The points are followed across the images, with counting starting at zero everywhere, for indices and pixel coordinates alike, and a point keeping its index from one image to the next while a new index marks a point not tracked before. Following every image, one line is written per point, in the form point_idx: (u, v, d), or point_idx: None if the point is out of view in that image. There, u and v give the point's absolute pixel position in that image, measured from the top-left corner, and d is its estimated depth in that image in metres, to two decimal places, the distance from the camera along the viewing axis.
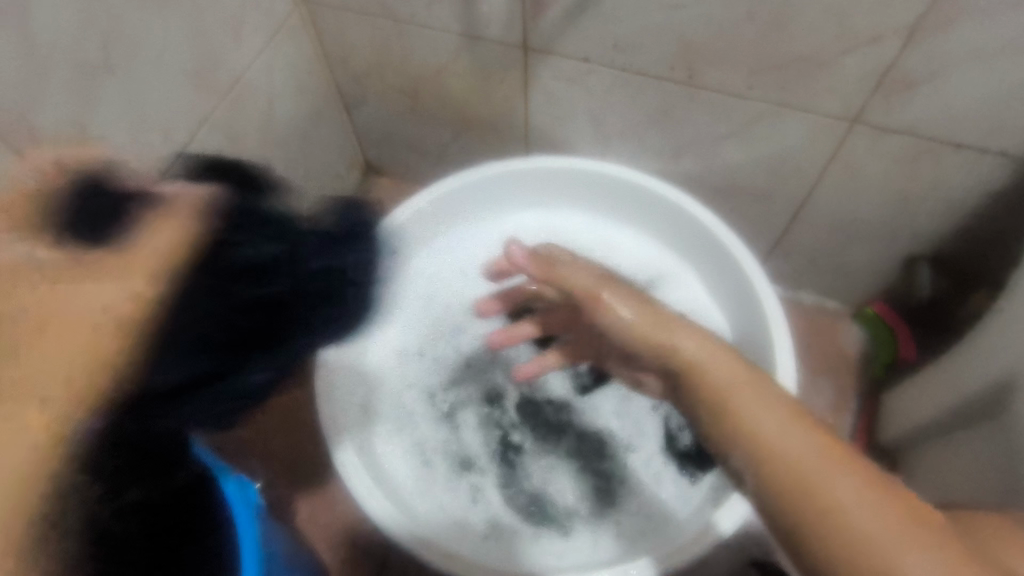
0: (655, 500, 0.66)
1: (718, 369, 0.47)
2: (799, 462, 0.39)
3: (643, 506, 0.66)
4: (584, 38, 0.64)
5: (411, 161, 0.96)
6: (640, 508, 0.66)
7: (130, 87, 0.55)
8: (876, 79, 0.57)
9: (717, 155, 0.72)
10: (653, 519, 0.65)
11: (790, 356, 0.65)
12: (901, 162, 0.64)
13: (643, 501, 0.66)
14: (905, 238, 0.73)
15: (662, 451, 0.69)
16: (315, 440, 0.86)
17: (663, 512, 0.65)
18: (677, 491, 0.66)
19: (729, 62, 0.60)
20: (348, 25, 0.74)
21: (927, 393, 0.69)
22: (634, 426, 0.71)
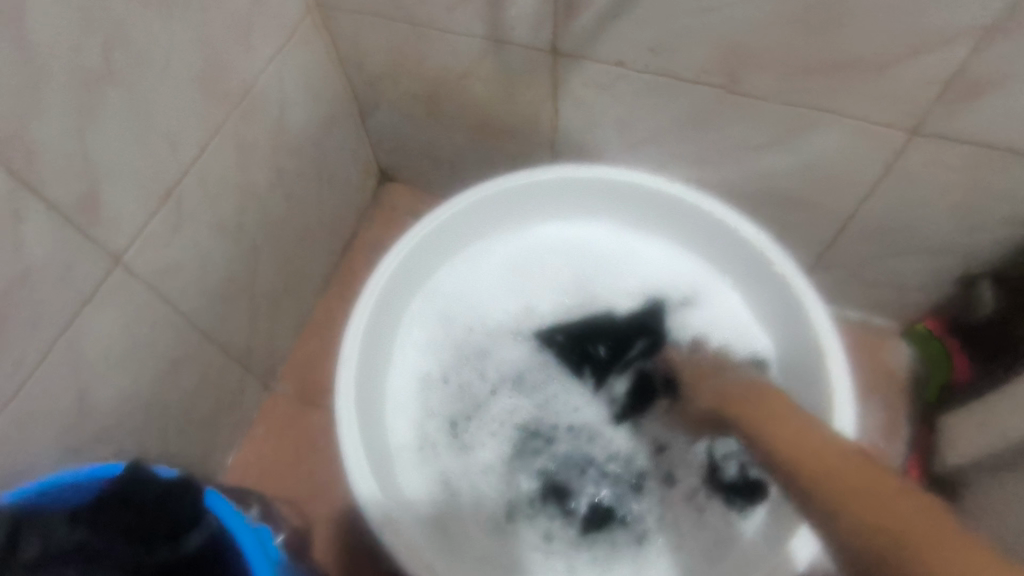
0: (700, 535, 0.62)
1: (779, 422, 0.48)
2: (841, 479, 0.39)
3: (691, 542, 0.61)
4: (618, 41, 0.59)
5: (429, 169, 0.92)
6: (687, 543, 0.62)
7: (137, 100, 0.51)
8: (944, 82, 0.52)
9: (760, 164, 0.67)
10: (702, 556, 0.61)
11: (845, 380, 0.59)
12: (966, 172, 0.59)
13: (690, 537, 0.62)
14: (963, 253, 0.68)
15: (706, 481, 0.64)
16: (331, 466, 0.82)
17: (714, 547, 0.61)
18: (726, 525, 0.62)
19: (779, 64, 0.55)
20: (363, 29, 0.70)
21: (993, 425, 0.64)
22: (678, 454, 0.65)
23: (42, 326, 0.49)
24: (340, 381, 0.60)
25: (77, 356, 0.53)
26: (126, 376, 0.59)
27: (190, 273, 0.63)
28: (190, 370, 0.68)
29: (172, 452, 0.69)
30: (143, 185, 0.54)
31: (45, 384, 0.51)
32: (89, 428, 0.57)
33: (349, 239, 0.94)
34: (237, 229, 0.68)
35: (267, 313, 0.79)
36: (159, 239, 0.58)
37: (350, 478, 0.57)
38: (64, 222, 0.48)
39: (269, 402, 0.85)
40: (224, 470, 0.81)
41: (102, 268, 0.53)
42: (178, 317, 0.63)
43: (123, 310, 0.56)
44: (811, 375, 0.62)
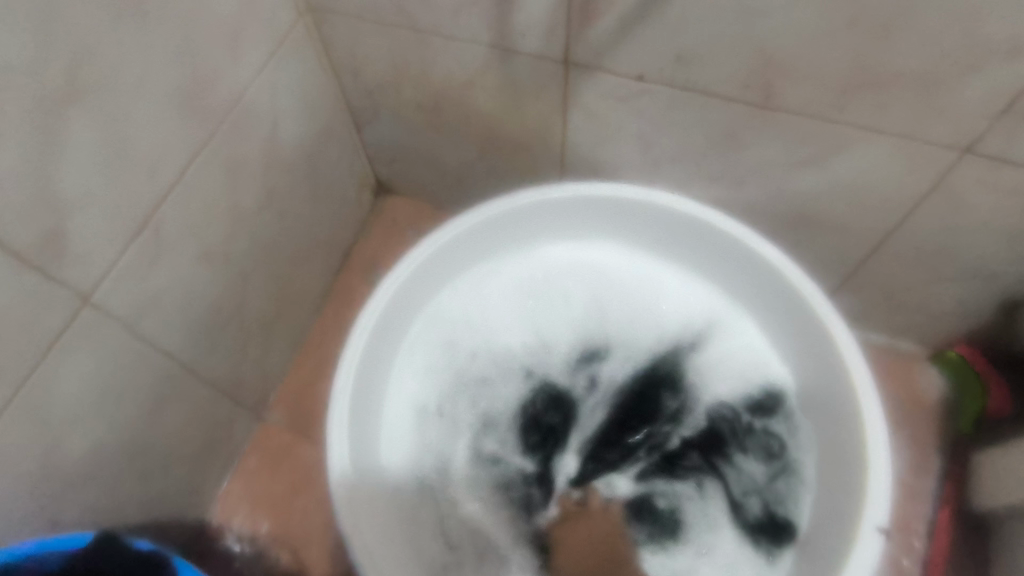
0: None
1: None
2: None
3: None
4: (640, 52, 0.54)
5: (428, 183, 0.87)
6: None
7: (108, 122, 0.46)
8: (1005, 98, 0.47)
9: (788, 183, 0.62)
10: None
11: (879, 414, 0.54)
12: (1018, 195, 0.54)
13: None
14: (1006, 279, 0.63)
15: (730, 521, 0.57)
16: (326, 500, 0.77)
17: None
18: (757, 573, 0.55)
19: (817, 78, 0.51)
20: (360, 35, 0.65)
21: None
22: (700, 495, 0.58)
23: (4, 373, 0.44)
24: (331, 419, 0.56)
25: (45, 403, 0.48)
26: (103, 420, 0.54)
27: (172, 304, 0.58)
28: (173, 407, 0.63)
29: (155, 493, 0.65)
30: (118, 213, 0.49)
31: (9, 436, 0.46)
32: (61, 480, 0.52)
33: (344, 256, 0.89)
34: (224, 253, 0.63)
35: (257, 339, 0.74)
36: (137, 269, 0.53)
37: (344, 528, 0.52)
38: (26, 255, 0.43)
39: (260, 431, 0.80)
40: (212, 507, 0.76)
41: (73, 305, 0.48)
42: (160, 352, 0.58)
43: (95, 350, 0.51)
44: (839, 419, 0.57)
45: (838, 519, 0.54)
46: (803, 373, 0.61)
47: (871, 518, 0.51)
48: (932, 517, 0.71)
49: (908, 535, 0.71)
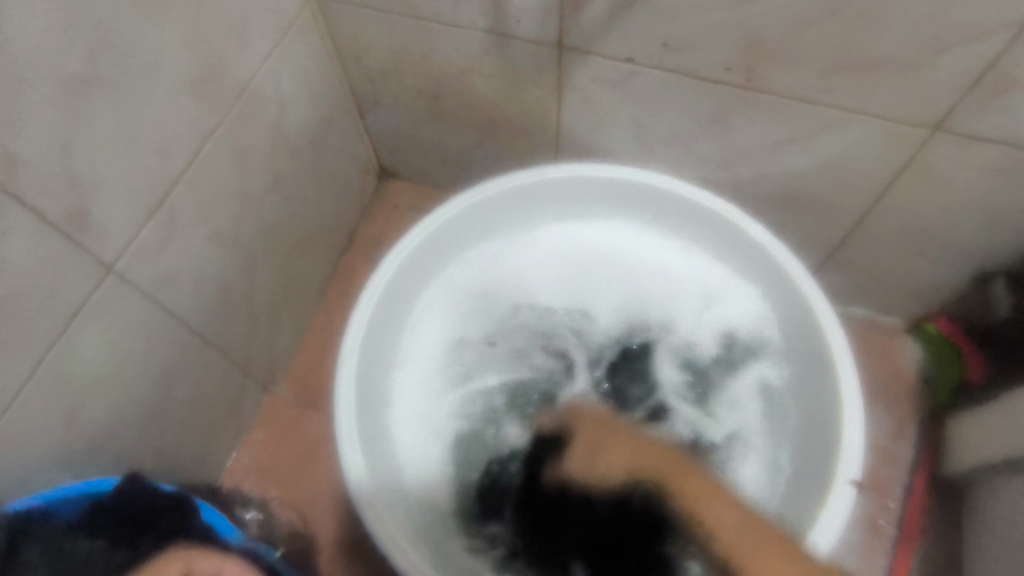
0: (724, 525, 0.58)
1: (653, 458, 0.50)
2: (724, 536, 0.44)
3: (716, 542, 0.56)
4: (629, 37, 0.57)
5: (430, 167, 0.90)
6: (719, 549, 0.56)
7: (128, 104, 0.49)
8: (973, 78, 0.50)
9: (772, 163, 0.65)
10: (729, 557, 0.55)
11: (856, 378, 0.57)
12: (988, 172, 0.57)
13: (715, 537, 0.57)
14: (983, 253, 0.66)
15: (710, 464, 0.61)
16: (333, 470, 0.81)
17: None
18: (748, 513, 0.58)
19: (796, 62, 0.54)
20: (363, 24, 0.68)
21: (1003, 426, 0.63)
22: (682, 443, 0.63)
23: (32, 339, 0.48)
24: (338, 392, 0.58)
25: (70, 369, 0.52)
26: (121, 387, 0.57)
27: (186, 280, 0.61)
28: (187, 378, 0.66)
29: (170, 460, 0.68)
30: (136, 190, 0.52)
31: (38, 397, 0.50)
32: (84, 442, 0.56)
33: (348, 239, 0.92)
34: (234, 233, 0.66)
35: (266, 316, 0.77)
36: (153, 244, 0.56)
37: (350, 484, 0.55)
38: (55, 227, 0.47)
39: (268, 404, 0.83)
40: (223, 476, 0.80)
41: (96, 276, 0.51)
42: (175, 325, 0.62)
43: (115, 321, 0.55)
44: (820, 384, 0.60)
45: (813, 479, 0.57)
46: (786, 343, 0.64)
47: (843, 474, 0.54)
48: (907, 481, 0.75)
49: (883, 497, 0.75)
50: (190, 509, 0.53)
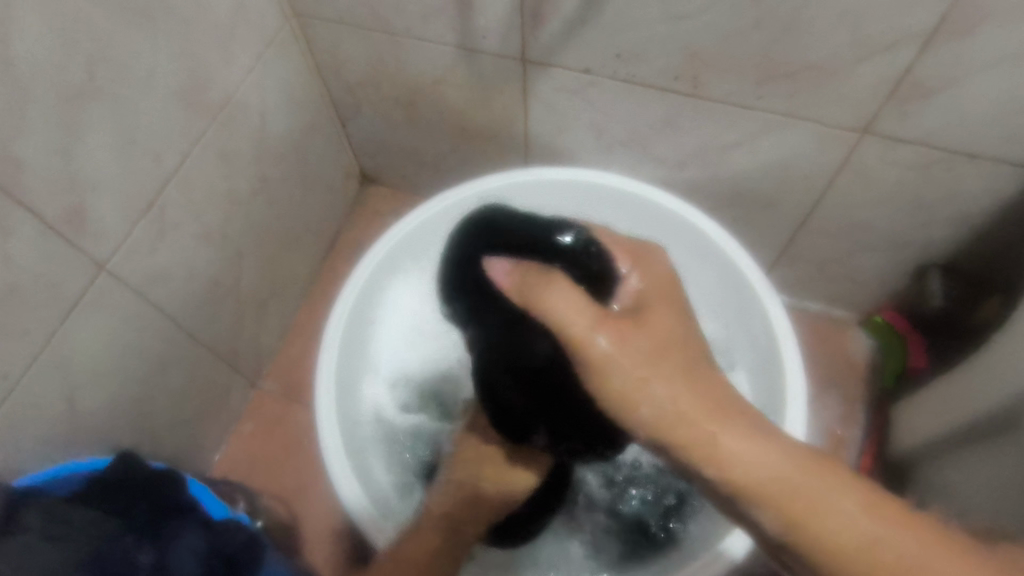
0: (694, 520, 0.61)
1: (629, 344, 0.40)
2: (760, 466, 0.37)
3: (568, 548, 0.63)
4: (584, 50, 0.62)
5: (409, 173, 0.94)
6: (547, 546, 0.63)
7: (120, 115, 0.53)
8: (891, 85, 0.55)
9: (721, 164, 0.70)
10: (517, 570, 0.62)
11: (800, 374, 0.59)
12: (913, 170, 0.63)
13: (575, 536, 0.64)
14: (919, 245, 0.71)
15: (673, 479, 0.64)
16: (318, 460, 0.85)
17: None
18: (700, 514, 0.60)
19: (733, 71, 0.59)
20: (341, 38, 0.72)
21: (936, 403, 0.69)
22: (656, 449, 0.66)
23: (33, 331, 0.52)
24: (319, 386, 0.61)
25: (68, 360, 0.56)
26: (115, 379, 0.62)
27: (175, 279, 0.66)
28: (177, 372, 0.70)
29: (161, 450, 0.72)
30: (127, 194, 0.56)
31: (38, 386, 0.54)
32: (79, 429, 0.60)
33: (332, 241, 0.97)
34: (220, 236, 0.70)
35: (252, 315, 0.82)
36: (144, 244, 0.60)
37: (319, 444, 0.59)
38: (53, 227, 0.51)
39: (255, 400, 0.87)
40: (213, 467, 0.84)
41: (91, 273, 0.56)
42: (165, 322, 0.66)
43: (110, 315, 0.59)
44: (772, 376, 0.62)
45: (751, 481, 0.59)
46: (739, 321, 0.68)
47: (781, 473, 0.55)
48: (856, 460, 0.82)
49: None
50: (180, 483, 0.60)
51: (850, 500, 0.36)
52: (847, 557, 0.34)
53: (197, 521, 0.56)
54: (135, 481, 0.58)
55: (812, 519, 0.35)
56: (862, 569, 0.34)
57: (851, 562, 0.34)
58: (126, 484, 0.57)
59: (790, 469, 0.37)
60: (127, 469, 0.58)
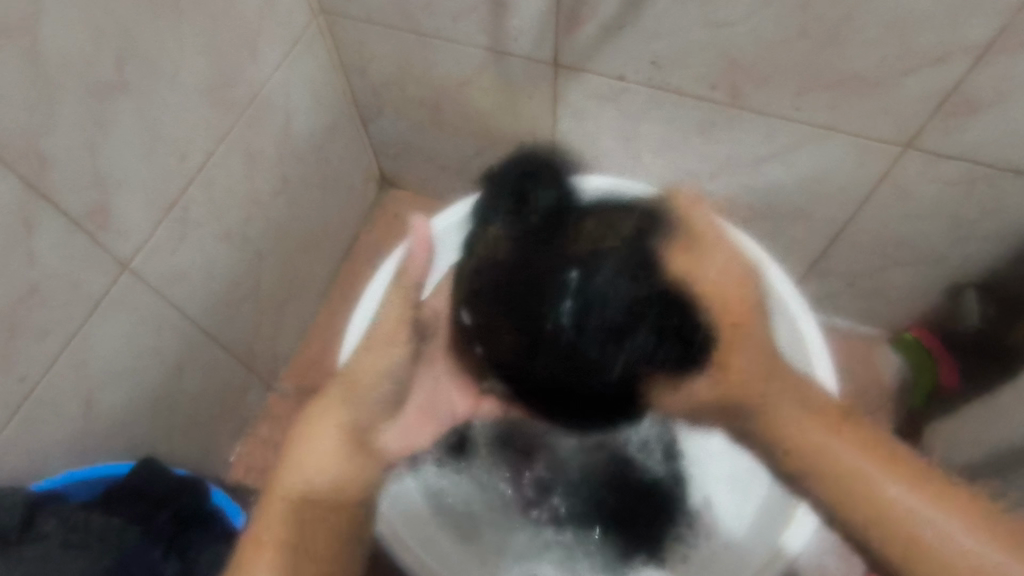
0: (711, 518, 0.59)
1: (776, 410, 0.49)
2: (842, 458, 0.45)
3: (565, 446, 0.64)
4: (619, 56, 0.61)
5: (431, 176, 0.93)
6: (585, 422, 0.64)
7: (148, 111, 0.52)
8: (938, 98, 0.53)
9: (755, 175, 0.69)
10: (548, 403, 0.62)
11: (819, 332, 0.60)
12: (954, 186, 0.61)
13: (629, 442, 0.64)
14: (955, 263, 0.70)
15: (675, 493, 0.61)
16: None
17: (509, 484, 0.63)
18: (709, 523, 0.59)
19: (774, 80, 0.57)
20: (369, 37, 0.71)
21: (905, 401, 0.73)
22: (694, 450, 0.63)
23: (53, 331, 0.51)
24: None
25: (88, 360, 0.54)
26: (133, 380, 0.60)
27: (195, 280, 0.64)
28: (194, 373, 0.69)
29: (175, 453, 0.71)
30: (151, 192, 0.55)
31: (56, 387, 0.53)
32: (97, 430, 0.58)
33: (351, 243, 0.95)
34: (242, 236, 0.69)
35: (269, 318, 0.80)
36: (166, 244, 0.59)
37: None
38: (77, 225, 0.50)
39: (271, 403, 0.86)
40: (226, 470, 0.82)
41: (113, 272, 0.54)
42: (184, 323, 0.65)
43: (131, 314, 0.57)
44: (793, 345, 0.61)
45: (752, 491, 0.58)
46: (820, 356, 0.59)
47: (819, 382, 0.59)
48: None
49: None
50: (203, 492, 0.60)
51: (858, 447, 0.46)
52: (891, 514, 0.43)
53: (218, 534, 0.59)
54: (157, 486, 0.58)
55: (846, 478, 0.45)
56: (904, 535, 0.42)
57: (873, 514, 0.44)
58: (146, 490, 0.57)
59: (814, 426, 0.48)
60: (152, 476, 0.57)
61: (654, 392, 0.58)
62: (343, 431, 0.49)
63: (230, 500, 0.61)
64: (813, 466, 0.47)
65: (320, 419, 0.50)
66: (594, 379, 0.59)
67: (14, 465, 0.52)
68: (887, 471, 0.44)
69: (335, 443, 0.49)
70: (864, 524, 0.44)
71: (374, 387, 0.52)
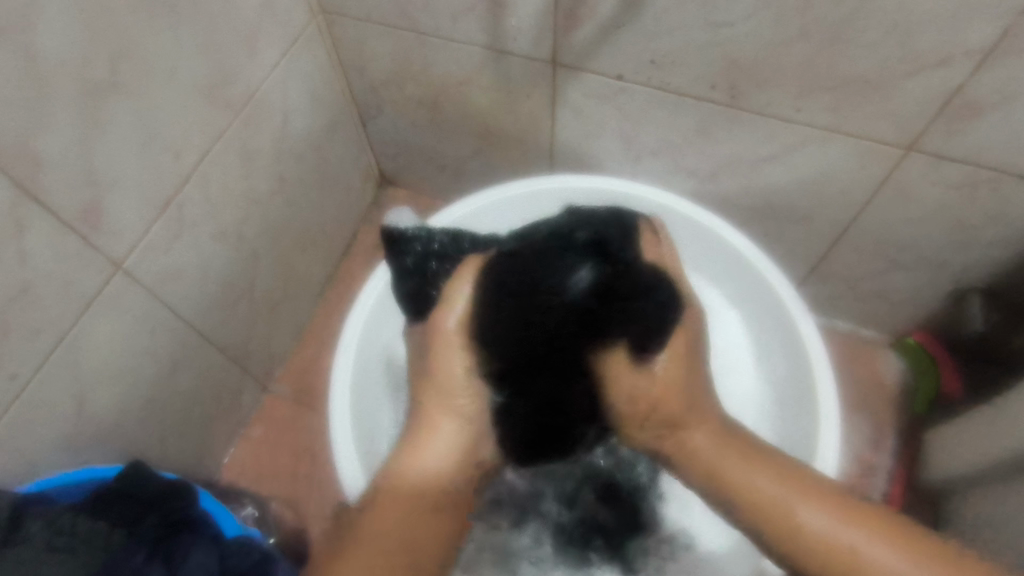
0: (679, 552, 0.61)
1: (718, 452, 0.48)
2: (778, 504, 0.44)
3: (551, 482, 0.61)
4: (618, 56, 0.60)
5: (429, 175, 0.92)
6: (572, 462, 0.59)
7: (143, 111, 0.52)
8: (942, 101, 0.53)
9: (755, 177, 0.68)
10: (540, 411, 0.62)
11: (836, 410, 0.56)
12: (958, 190, 0.60)
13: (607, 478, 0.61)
14: (958, 268, 0.69)
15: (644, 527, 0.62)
16: (329, 466, 0.83)
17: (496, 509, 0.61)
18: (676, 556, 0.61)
19: (775, 82, 0.56)
20: (368, 36, 0.71)
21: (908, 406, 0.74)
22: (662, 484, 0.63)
23: (44, 332, 0.50)
24: (333, 429, 0.57)
25: (80, 361, 0.54)
26: (128, 379, 0.60)
27: (190, 280, 0.64)
28: (188, 373, 0.68)
29: (169, 452, 0.70)
30: (146, 191, 0.55)
31: (48, 387, 0.52)
32: (89, 430, 0.58)
33: (349, 241, 0.95)
34: (238, 235, 0.69)
35: (265, 318, 0.80)
36: (160, 243, 0.59)
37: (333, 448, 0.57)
38: (69, 225, 0.49)
39: (267, 402, 0.86)
40: (222, 469, 0.82)
41: (106, 272, 0.54)
42: (178, 323, 0.64)
43: (124, 314, 0.57)
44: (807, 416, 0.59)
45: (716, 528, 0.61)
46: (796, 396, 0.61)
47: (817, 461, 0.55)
48: (885, 488, 0.79)
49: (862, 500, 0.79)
50: (192, 498, 0.58)
51: (801, 491, 0.45)
52: (837, 560, 0.42)
53: (209, 537, 0.56)
54: (144, 491, 0.57)
55: (794, 525, 0.43)
56: (849, 573, 0.41)
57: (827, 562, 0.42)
58: (133, 493, 0.57)
59: (759, 468, 0.46)
60: (136, 480, 0.57)
61: (608, 372, 0.47)
62: (459, 440, 0.49)
63: (221, 506, 0.60)
64: (760, 508, 0.45)
65: (431, 436, 0.48)
66: (579, 377, 0.47)
67: (6, 464, 0.52)
68: (838, 518, 0.43)
69: (448, 456, 0.48)
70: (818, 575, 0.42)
71: (466, 394, 0.49)
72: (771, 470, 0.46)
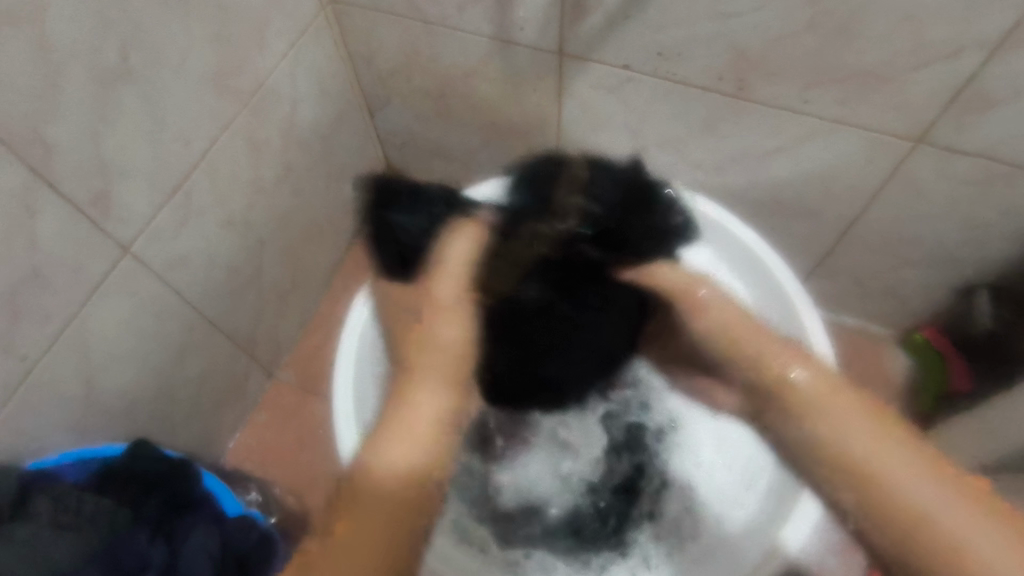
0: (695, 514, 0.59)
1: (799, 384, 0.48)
2: (852, 445, 0.44)
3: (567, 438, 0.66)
4: (625, 47, 0.60)
5: (437, 168, 0.93)
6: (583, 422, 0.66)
7: (153, 98, 0.52)
8: (952, 93, 0.52)
9: (761, 171, 0.68)
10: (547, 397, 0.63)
11: None
12: (969, 185, 0.59)
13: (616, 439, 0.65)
14: (970, 264, 0.68)
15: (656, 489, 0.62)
16: (331, 453, 0.84)
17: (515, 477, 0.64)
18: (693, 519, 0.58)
19: (784, 73, 0.56)
20: (377, 27, 0.71)
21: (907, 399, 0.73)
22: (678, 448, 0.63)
23: (53, 316, 0.51)
24: (337, 414, 0.57)
25: (88, 344, 0.55)
26: (134, 364, 0.61)
27: (197, 266, 0.65)
28: (195, 359, 0.69)
29: (176, 435, 0.71)
30: (155, 177, 0.55)
31: (57, 368, 0.53)
32: (96, 411, 0.59)
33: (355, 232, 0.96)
34: (245, 222, 0.69)
35: (273, 306, 0.81)
36: (169, 228, 0.59)
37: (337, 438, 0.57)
38: (79, 210, 0.50)
39: (272, 390, 0.87)
40: (227, 453, 0.83)
41: (114, 258, 0.55)
42: (185, 309, 0.65)
43: (132, 298, 0.58)
44: None
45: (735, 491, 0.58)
46: None
47: None
48: None
49: None
50: (196, 477, 0.59)
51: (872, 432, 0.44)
52: (902, 509, 0.41)
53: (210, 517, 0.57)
54: (151, 470, 0.58)
55: (865, 466, 0.43)
56: (913, 525, 0.40)
57: (891, 504, 0.41)
58: (140, 471, 0.58)
59: (839, 405, 0.46)
60: (141, 459, 0.58)
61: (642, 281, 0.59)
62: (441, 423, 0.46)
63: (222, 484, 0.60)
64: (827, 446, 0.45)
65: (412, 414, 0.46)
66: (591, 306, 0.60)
67: (15, 442, 0.53)
68: (911, 465, 0.42)
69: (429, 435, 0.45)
70: (884, 526, 0.42)
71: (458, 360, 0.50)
72: (848, 408, 0.46)
